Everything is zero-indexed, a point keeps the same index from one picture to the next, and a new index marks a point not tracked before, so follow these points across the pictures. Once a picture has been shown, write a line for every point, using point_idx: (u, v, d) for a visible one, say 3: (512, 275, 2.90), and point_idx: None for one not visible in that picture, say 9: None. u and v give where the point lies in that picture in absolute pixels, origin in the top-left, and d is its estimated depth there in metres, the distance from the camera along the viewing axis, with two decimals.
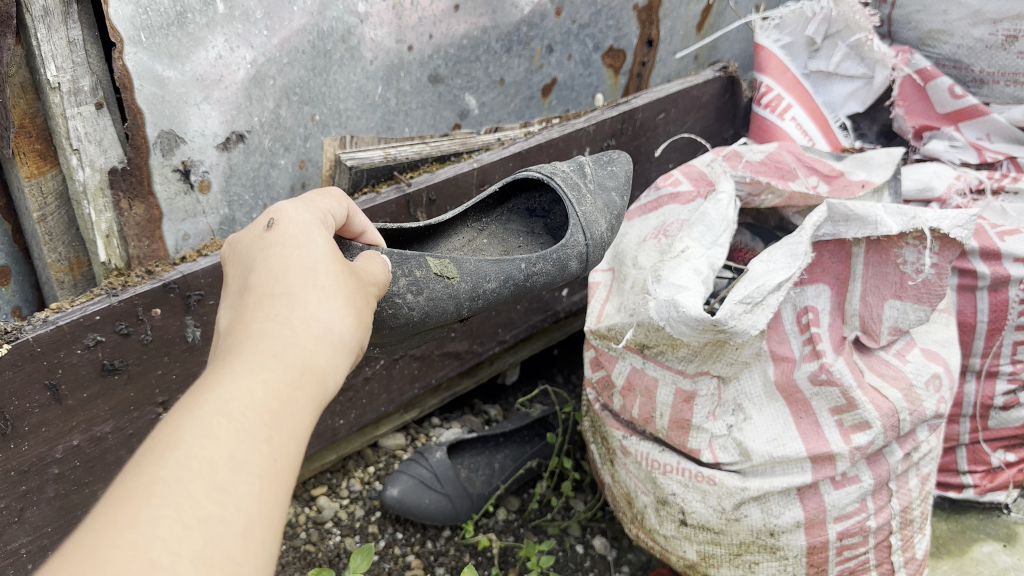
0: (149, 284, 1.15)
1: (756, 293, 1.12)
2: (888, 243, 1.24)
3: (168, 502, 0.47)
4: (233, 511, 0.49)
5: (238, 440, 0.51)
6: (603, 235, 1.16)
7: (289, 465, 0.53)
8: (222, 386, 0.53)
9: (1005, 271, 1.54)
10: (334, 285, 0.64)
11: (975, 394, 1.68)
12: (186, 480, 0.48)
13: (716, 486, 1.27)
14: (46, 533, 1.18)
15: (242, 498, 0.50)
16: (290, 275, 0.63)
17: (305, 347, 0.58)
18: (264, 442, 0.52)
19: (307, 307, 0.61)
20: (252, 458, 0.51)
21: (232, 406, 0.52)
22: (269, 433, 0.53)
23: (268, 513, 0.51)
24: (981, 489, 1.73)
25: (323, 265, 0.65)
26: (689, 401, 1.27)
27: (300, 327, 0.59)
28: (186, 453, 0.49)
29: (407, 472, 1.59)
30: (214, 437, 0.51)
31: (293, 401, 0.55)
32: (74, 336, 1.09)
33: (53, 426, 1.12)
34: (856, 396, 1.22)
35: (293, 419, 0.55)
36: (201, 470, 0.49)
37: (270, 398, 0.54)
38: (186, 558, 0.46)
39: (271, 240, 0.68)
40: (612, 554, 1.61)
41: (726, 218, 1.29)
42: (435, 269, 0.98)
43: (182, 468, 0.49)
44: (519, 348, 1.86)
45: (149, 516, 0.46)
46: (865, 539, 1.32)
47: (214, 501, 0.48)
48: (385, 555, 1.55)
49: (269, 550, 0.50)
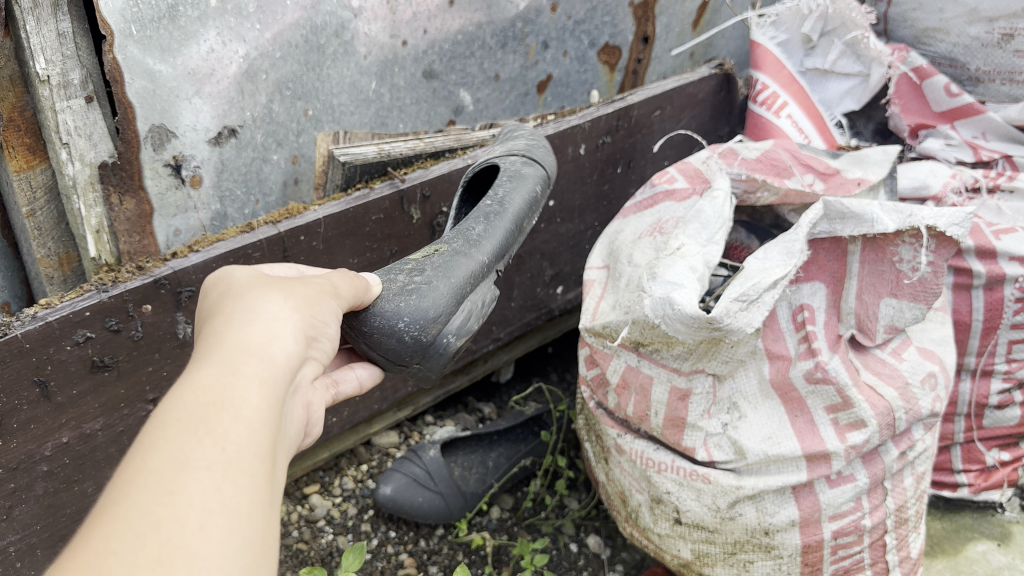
0: (139, 279, 1.14)
1: (752, 291, 1.12)
2: (884, 241, 1.23)
3: (125, 513, 0.50)
4: (187, 508, 0.51)
5: (181, 442, 0.54)
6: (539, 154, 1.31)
7: (240, 455, 0.56)
8: (162, 407, 0.57)
9: (1000, 269, 1.54)
10: (258, 307, 0.70)
11: (970, 392, 1.68)
12: (139, 490, 0.51)
13: (710, 485, 1.27)
14: (35, 531, 1.17)
15: (193, 492, 0.52)
16: (222, 313, 0.69)
17: (235, 356, 0.63)
18: (209, 439, 0.56)
19: (232, 329, 0.66)
20: (199, 453, 0.54)
21: (172, 415, 0.56)
22: (211, 427, 0.56)
23: (226, 498, 0.53)
24: (975, 488, 1.73)
25: (250, 297, 0.71)
26: (684, 398, 1.26)
27: (232, 342, 0.64)
28: (133, 468, 0.53)
29: (400, 470, 1.57)
30: (159, 446, 0.54)
31: (231, 397, 0.59)
32: (63, 332, 1.08)
33: (42, 423, 1.11)
34: (851, 394, 1.22)
35: (236, 412, 0.58)
36: (149, 475, 0.52)
37: (209, 400, 0.58)
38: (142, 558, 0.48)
39: (210, 300, 0.75)
40: (606, 552, 1.61)
41: (722, 216, 1.28)
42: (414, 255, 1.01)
43: (130, 484, 0.52)
44: (513, 346, 1.85)
45: (103, 533, 0.49)
46: (859, 538, 1.31)
47: (164, 502, 0.51)
48: (378, 554, 1.54)
49: (236, 534, 0.53)
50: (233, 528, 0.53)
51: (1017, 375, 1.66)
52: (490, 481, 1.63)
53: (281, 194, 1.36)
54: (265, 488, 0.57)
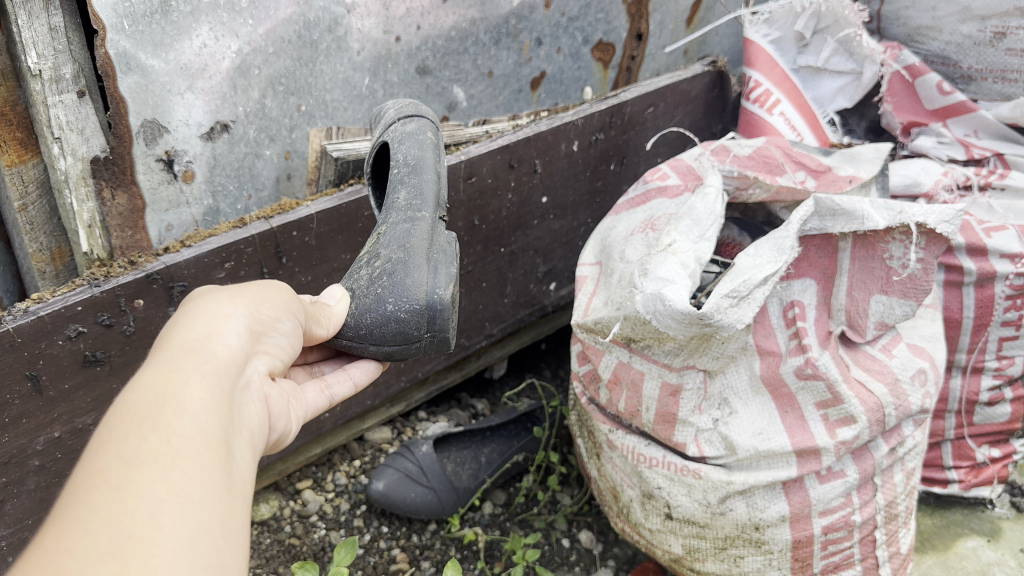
0: (132, 274, 1.14)
1: (742, 287, 1.12)
2: (875, 238, 1.24)
3: (70, 521, 0.48)
4: (137, 501, 0.49)
5: (126, 443, 0.52)
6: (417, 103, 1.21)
7: (188, 444, 0.54)
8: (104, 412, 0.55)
9: (991, 266, 1.55)
10: (198, 312, 0.68)
11: (961, 389, 1.69)
12: (86, 495, 0.49)
13: (701, 480, 1.27)
14: (28, 525, 1.18)
15: (143, 484, 0.50)
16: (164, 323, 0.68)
17: (174, 356, 0.61)
18: (155, 435, 0.54)
19: (174, 334, 0.64)
20: (146, 450, 0.52)
21: (114, 420, 0.54)
22: (156, 424, 0.54)
23: (179, 491, 0.51)
24: (966, 484, 1.74)
25: (192, 306, 0.69)
26: (676, 394, 1.27)
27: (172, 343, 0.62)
28: (78, 476, 0.51)
29: (393, 466, 1.58)
30: (104, 450, 0.52)
31: (171, 390, 0.57)
32: (55, 327, 1.08)
33: (34, 418, 1.11)
34: (841, 390, 1.22)
35: (181, 407, 0.56)
36: (95, 479, 0.50)
37: (151, 399, 0.56)
38: (94, 553, 0.46)
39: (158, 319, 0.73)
40: (599, 548, 1.62)
41: (714, 212, 1.29)
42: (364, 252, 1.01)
43: (77, 488, 0.50)
44: (506, 342, 1.86)
45: (54, 538, 0.47)
46: (849, 533, 1.32)
47: (112, 497, 0.49)
48: (371, 549, 1.54)
49: (192, 526, 0.51)
50: (189, 521, 0.51)
51: (1007, 372, 1.66)
52: (481, 476, 1.63)
53: (274, 189, 1.36)
54: (220, 478, 0.55)
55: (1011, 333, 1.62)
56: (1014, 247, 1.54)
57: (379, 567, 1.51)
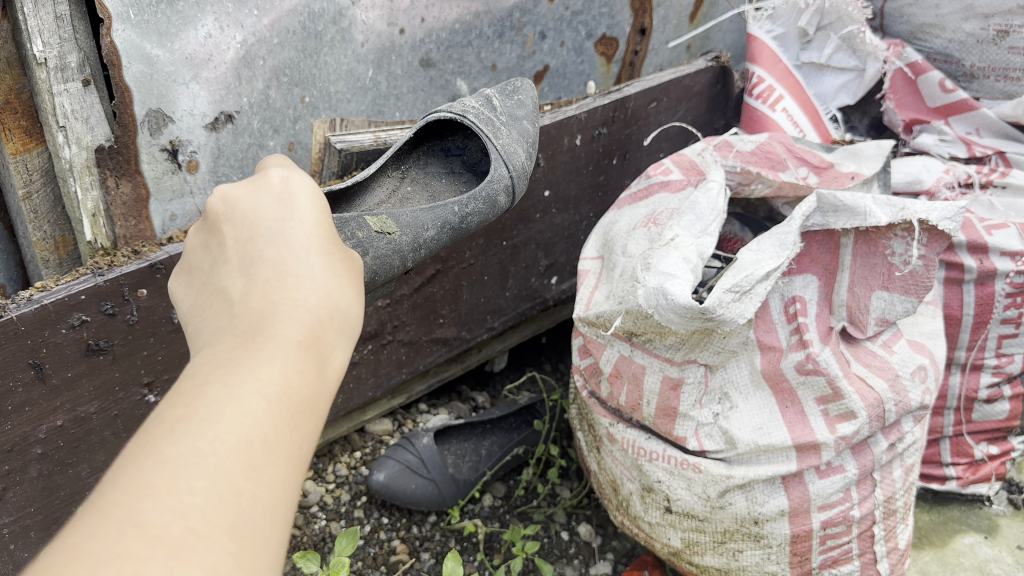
0: (135, 264, 1.15)
1: (745, 282, 1.12)
2: (877, 234, 1.23)
3: (207, 476, 0.49)
4: (261, 490, 0.51)
5: (269, 422, 0.53)
6: (524, 164, 1.18)
7: (311, 447, 0.56)
8: (260, 369, 0.55)
9: (991, 264, 1.55)
10: (341, 268, 0.65)
11: (959, 386, 1.69)
12: (224, 457, 0.50)
13: (701, 474, 1.28)
14: (29, 513, 1.18)
15: (272, 477, 0.52)
16: (299, 249, 0.64)
17: (319, 325, 0.60)
18: (292, 430, 0.54)
19: (318, 289, 0.61)
20: (282, 442, 0.53)
21: (270, 387, 0.54)
22: (297, 420, 0.55)
23: (287, 494, 0.53)
24: (963, 481, 1.74)
25: (330, 248, 0.65)
26: (676, 388, 1.27)
27: (326, 312, 0.61)
28: (226, 429, 0.51)
29: (394, 457, 1.59)
30: (252, 415, 0.52)
31: (320, 386, 0.58)
32: (58, 315, 1.09)
33: (37, 406, 1.12)
34: (842, 385, 1.23)
35: (317, 410, 0.57)
36: (238, 448, 0.51)
37: (302, 387, 0.56)
38: (220, 530, 0.48)
39: (272, 208, 0.67)
40: (597, 541, 1.63)
41: (716, 207, 1.29)
42: (375, 227, 0.98)
43: (220, 443, 0.51)
44: (507, 336, 1.86)
45: (188, 485, 0.48)
46: (848, 528, 1.33)
47: (247, 477, 0.51)
48: (371, 540, 1.54)
49: (285, 533, 0.53)
50: (285, 530, 0.53)
51: (1006, 369, 1.67)
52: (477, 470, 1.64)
53: None
54: None
55: (1011, 330, 1.63)
56: (1015, 245, 1.54)
57: (379, 558, 1.52)
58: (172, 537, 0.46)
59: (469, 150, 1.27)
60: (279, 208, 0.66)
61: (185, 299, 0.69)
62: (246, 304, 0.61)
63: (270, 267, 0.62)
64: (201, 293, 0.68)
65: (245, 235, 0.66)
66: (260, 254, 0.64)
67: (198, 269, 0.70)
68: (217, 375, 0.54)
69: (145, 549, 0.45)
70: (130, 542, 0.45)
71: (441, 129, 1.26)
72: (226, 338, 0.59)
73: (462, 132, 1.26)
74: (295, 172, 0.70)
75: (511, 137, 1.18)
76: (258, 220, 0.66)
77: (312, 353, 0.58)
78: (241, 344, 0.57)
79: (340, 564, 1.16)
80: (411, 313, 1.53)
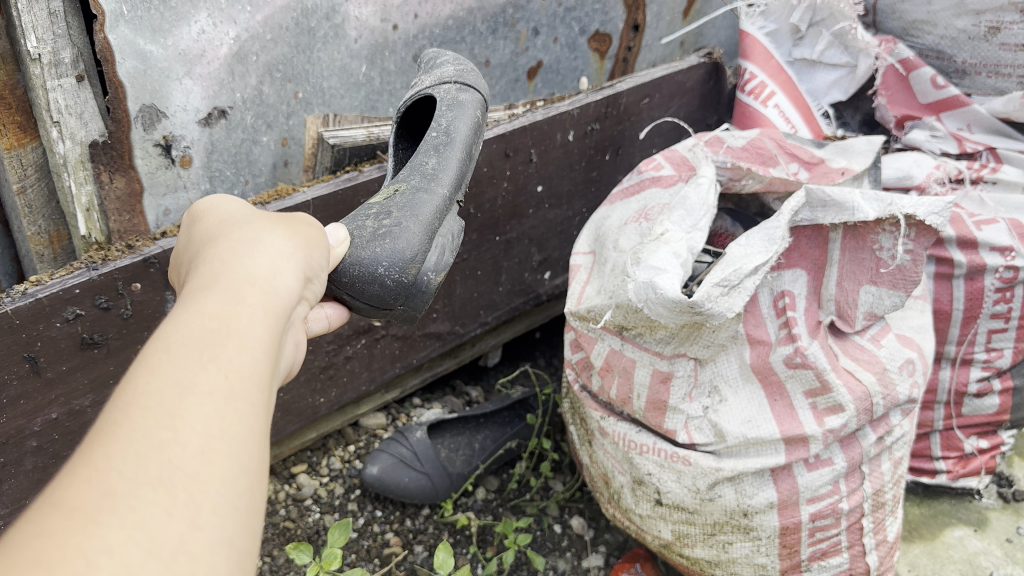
0: (129, 258, 1.15)
1: (733, 276, 1.13)
2: (866, 229, 1.24)
3: (119, 437, 0.47)
4: (187, 432, 0.49)
5: (181, 371, 0.52)
6: (460, 66, 1.24)
7: (242, 381, 0.54)
8: (163, 333, 0.54)
9: (981, 259, 1.56)
10: (249, 234, 0.68)
11: (949, 380, 1.70)
12: (134, 415, 0.49)
13: (690, 466, 1.30)
14: (24, 505, 1.19)
15: (196, 416, 0.50)
16: (211, 238, 0.69)
17: (226, 280, 0.61)
18: (210, 370, 0.53)
19: (224, 259, 0.64)
20: (201, 383, 0.52)
21: (173, 343, 0.53)
22: (212, 359, 0.53)
23: (229, 433, 0.51)
24: (953, 475, 1.76)
25: (238, 228, 0.69)
26: (666, 381, 1.28)
27: (234, 268, 0.62)
28: (132, 392, 0.50)
29: (387, 451, 1.60)
30: (159, 372, 0.51)
31: (237, 322, 0.57)
32: (53, 309, 1.09)
33: (31, 399, 1.13)
34: (830, 378, 1.24)
35: (237, 344, 0.55)
36: (149, 402, 0.49)
37: (210, 329, 0.55)
38: (143, 480, 0.46)
39: (195, 228, 0.74)
40: (590, 533, 1.64)
41: (706, 202, 1.30)
42: (384, 194, 1.01)
43: (129, 405, 0.49)
44: (501, 331, 1.87)
45: (102, 452, 0.46)
46: (837, 521, 1.34)
47: (166, 426, 0.49)
48: (364, 532, 1.56)
49: (236, 468, 0.50)
50: (234, 463, 0.50)
51: (996, 364, 1.68)
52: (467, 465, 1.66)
53: (270, 175, 1.37)
54: (264, 420, 0.54)
55: (1000, 325, 1.64)
56: (1004, 240, 1.55)
57: (373, 550, 1.53)
58: (91, 502, 0.44)
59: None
60: (197, 228, 0.73)
61: None
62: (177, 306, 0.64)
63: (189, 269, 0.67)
64: None
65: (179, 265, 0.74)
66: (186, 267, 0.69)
67: None
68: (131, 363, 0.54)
69: (61, 520, 0.43)
70: (43, 517, 0.43)
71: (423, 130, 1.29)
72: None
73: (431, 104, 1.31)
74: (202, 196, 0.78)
75: (437, 70, 1.24)
76: (185, 247, 0.73)
77: (226, 300, 0.58)
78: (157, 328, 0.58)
79: (332, 555, 1.17)
80: None
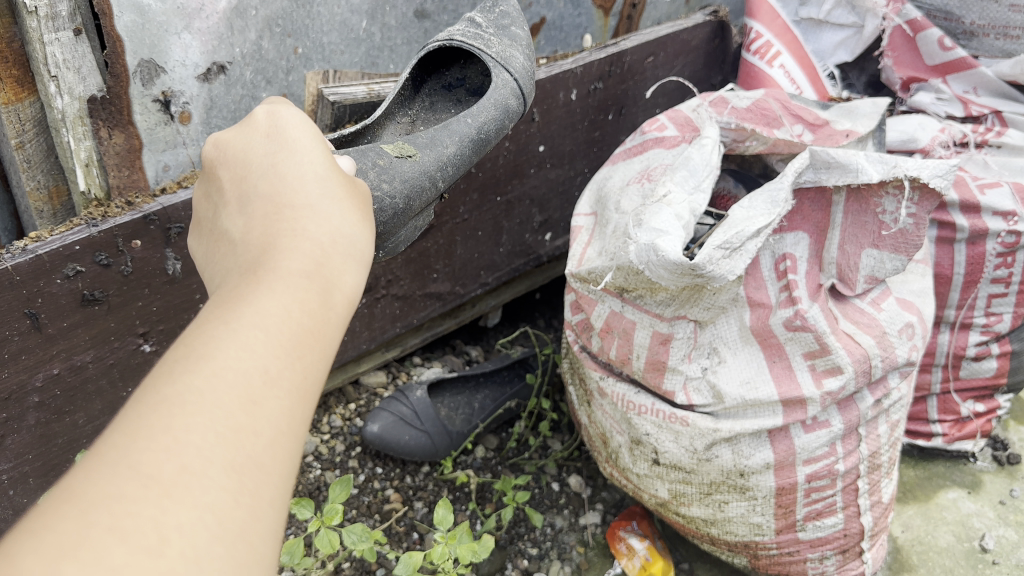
0: (128, 215, 1.15)
1: (734, 239, 1.13)
2: (869, 191, 1.23)
3: (204, 411, 0.47)
4: (263, 425, 0.49)
5: (269, 355, 0.51)
6: (523, 66, 1.20)
7: (318, 381, 0.53)
8: (257, 301, 0.52)
9: (984, 224, 1.56)
10: (345, 198, 0.64)
11: (948, 344, 1.71)
12: (221, 390, 0.48)
13: (688, 427, 1.31)
14: (27, 460, 1.20)
15: (273, 412, 0.49)
16: (300, 171, 0.63)
17: (322, 256, 0.58)
18: (294, 360, 0.52)
19: (319, 222, 0.60)
20: (284, 375, 0.51)
21: (268, 321, 0.52)
22: (299, 353, 0.53)
23: (294, 430, 0.51)
24: (949, 438, 1.77)
25: (328, 175, 0.64)
26: (666, 343, 1.29)
27: (327, 241, 0.59)
28: (222, 364, 0.49)
29: (387, 409, 1.61)
30: (251, 351, 0.50)
31: (327, 318, 0.55)
32: (53, 265, 1.09)
33: (33, 354, 1.13)
34: (829, 341, 1.24)
35: (323, 341, 0.55)
36: (236, 383, 0.48)
37: (303, 318, 0.54)
38: (216, 466, 0.46)
39: (264, 143, 0.66)
40: (587, 492, 1.67)
41: (709, 163, 1.29)
42: (394, 151, 0.97)
43: (215, 378, 0.48)
44: (501, 291, 1.87)
45: (184, 424, 0.46)
46: (833, 482, 1.35)
47: (245, 413, 0.48)
48: (365, 489, 1.57)
49: (289, 468, 0.50)
50: (290, 462, 0.51)
51: (995, 328, 1.69)
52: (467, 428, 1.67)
53: None
54: None
55: (1000, 290, 1.64)
56: (1006, 205, 1.55)
57: (373, 506, 1.54)
58: (166, 476, 0.44)
59: (470, 79, 1.28)
60: (268, 140, 0.66)
61: (198, 249, 0.69)
62: (247, 243, 0.60)
63: (266, 200, 0.62)
64: (209, 240, 0.67)
65: (241, 173, 0.66)
66: (258, 191, 0.63)
67: (203, 218, 0.70)
68: (215, 312, 0.52)
69: (137, 489, 0.43)
70: (120, 480, 0.43)
71: (437, 63, 1.27)
72: (233, 279, 0.58)
73: (460, 60, 1.27)
74: (284, 105, 0.69)
75: (502, 44, 1.20)
76: (250, 158, 0.66)
77: (313, 283, 0.56)
78: (241, 279, 0.55)
79: (334, 511, 1.18)
80: (405, 268, 1.54)
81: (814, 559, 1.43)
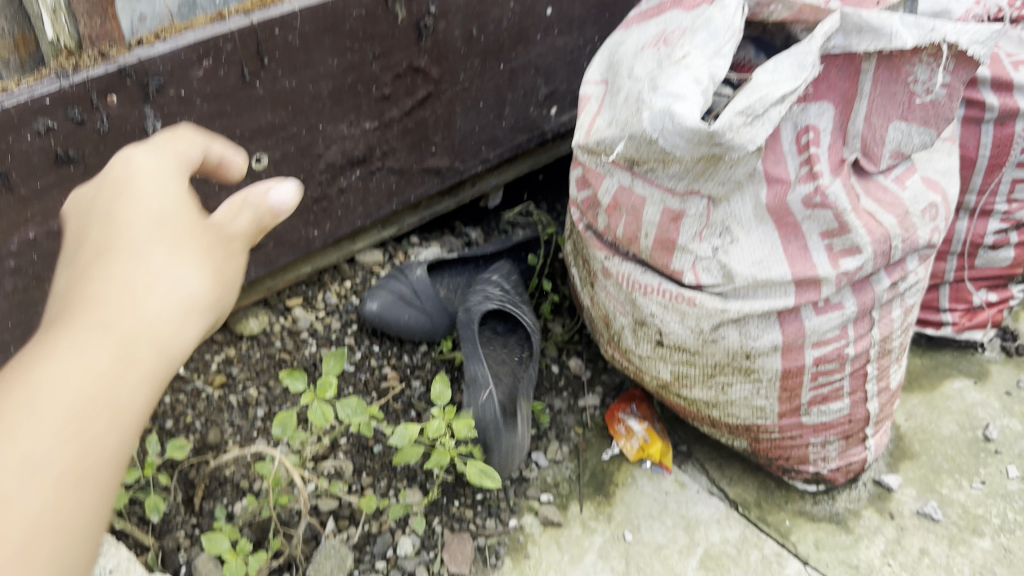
0: (103, 67, 1.05)
1: (757, 105, 1.04)
2: (901, 59, 1.11)
3: (26, 415, 0.46)
4: (101, 435, 0.49)
5: (92, 367, 0.50)
6: None
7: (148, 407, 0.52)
8: (79, 331, 0.51)
9: (1014, 103, 1.46)
10: (199, 237, 0.60)
11: (966, 232, 1.65)
12: (46, 393, 0.48)
13: (695, 308, 1.25)
14: (7, 328, 1.16)
15: (106, 413, 0.49)
16: (157, 226, 0.59)
17: (165, 294, 0.55)
18: (128, 373, 0.51)
19: (166, 250, 0.57)
20: (120, 383, 0.51)
21: (94, 340, 0.51)
22: (133, 367, 0.52)
23: (132, 409, 0.51)
24: (959, 327, 1.74)
25: (176, 210, 0.61)
26: (677, 219, 1.21)
27: (167, 253, 0.57)
28: (43, 381, 0.48)
29: (385, 288, 1.55)
30: (80, 369, 0.49)
31: (174, 339, 0.54)
32: (22, 120, 1.01)
33: (6, 217, 1.07)
34: (849, 220, 1.18)
35: (165, 361, 0.54)
36: (61, 402, 0.48)
37: (146, 342, 0.53)
38: (30, 458, 0.46)
39: (117, 180, 0.63)
40: (586, 375, 1.68)
41: (732, 26, 1.17)
42: None
43: (37, 390, 0.48)
44: (504, 169, 1.80)
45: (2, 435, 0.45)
46: (841, 366, 1.32)
47: (72, 420, 0.48)
48: (362, 366, 1.54)
49: (121, 465, 0.50)
50: (127, 446, 0.51)
51: (1015, 216, 1.62)
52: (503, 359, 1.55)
53: None
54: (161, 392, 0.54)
55: None
56: None
57: (370, 384, 1.51)
58: None
59: None
60: (113, 184, 0.62)
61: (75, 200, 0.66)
62: (90, 242, 0.58)
63: (120, 209, 0.60)
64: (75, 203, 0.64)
65: (91, 201, 0.63)
66: (110, 198, 0.62)
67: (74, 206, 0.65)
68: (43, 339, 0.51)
69: None
70: None
71: None
72: (66, 277, 0.56)
73: None
74: (155, 144, 0.67)
75: None
76: (117, 174, 0.63)
77: (199, 254, 0.59)
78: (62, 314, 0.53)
79: (327, 384, 1.15)
80: (402, 138, 1.46)
81: (816, 443, 1.43)
